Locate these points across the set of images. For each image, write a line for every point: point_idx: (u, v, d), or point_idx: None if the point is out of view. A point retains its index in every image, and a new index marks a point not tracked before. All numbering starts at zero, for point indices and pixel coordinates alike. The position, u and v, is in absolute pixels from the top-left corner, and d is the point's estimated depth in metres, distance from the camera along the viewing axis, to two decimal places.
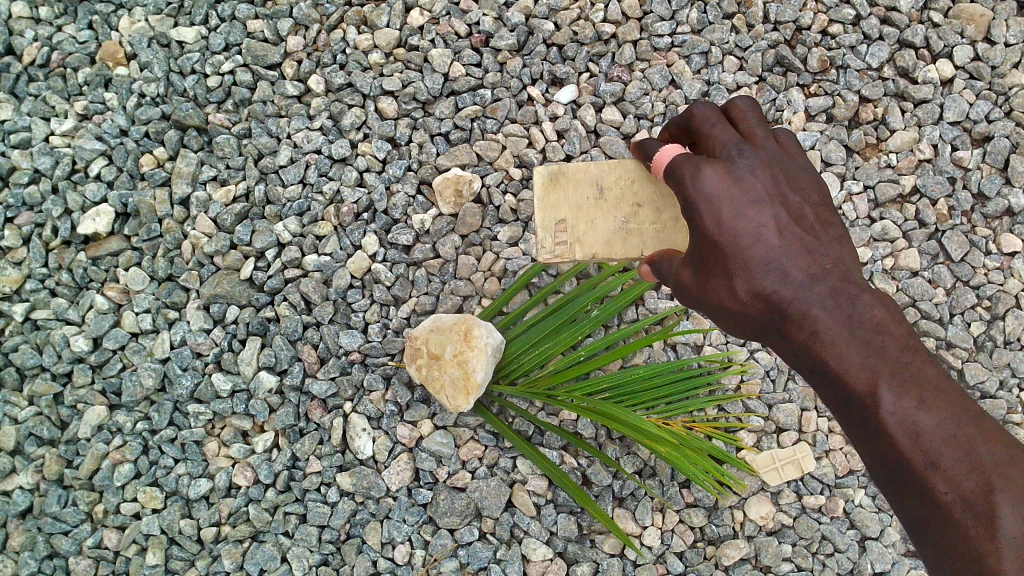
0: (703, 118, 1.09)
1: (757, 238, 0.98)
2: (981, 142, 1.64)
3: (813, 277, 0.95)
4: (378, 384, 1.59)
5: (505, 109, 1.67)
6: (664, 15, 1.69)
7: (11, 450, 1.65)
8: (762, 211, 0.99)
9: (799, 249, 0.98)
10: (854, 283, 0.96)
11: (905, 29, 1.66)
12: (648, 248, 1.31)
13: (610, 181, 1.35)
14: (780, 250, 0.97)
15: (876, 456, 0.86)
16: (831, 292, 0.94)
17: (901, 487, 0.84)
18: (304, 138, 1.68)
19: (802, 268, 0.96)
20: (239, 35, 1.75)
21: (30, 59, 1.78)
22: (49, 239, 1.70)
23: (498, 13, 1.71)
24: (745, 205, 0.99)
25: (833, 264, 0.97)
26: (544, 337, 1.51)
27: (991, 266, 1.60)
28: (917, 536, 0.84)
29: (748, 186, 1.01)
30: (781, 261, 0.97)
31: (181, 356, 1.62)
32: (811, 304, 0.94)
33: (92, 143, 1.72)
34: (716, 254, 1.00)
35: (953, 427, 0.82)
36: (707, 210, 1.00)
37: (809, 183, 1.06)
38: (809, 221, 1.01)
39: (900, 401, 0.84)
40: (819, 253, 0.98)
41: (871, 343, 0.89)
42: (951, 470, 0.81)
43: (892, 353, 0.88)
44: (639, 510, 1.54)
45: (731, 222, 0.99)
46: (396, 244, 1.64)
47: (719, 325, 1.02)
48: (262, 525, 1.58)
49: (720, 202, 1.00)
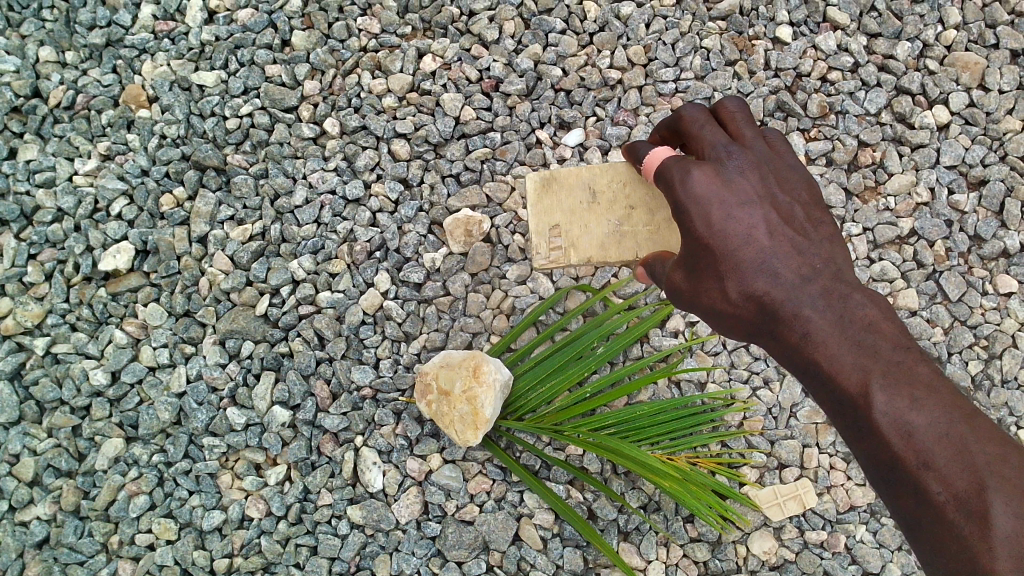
0: (693, 120, 1.18)
1: (747, 240, 1.06)
2: (977, 185, 1.69)
3: (805, 279, 1.04)
4: (389, 419, 1.63)
5: (514, 152, 1.72)
6: (669, 61, 1.75)
7: (30, 481, 1.68)
8: (751, 212, 1.07)
9: (789, 249, 1.06)
10: (844, 284, 1.04)
11: (903, 76, 1.71)
12: (642, 249, 1.43)
13: (601, 185, 1.45)
14: (772, 252, 1.05)
15: (869, 454, 0.94)
16: (823, 292, 1.03)
17: (896, 486, 0.92)
18: (319, 178, 1.74)
19: (793, 269, 1.04)
20: (258, 79, 1.80)
21: (55, 101, 1.83)
22: (70, 276, 1.75)
23: (507, 59, 1.77)
24: (733, 207, 1.07)
25: (824, 264, 1.06)
26: (551, 373, 1.55)
27: (988, 306, 1.63)
28: (911, 532, 0.92)
29: (737, 188, 1.09)
30: (773, 263, 1.05)
31: (197, 390, 1.67)
32: (804, 306, 1.02)
33: (115, 182, 1.77)
34: (709, 256, 1.08)
35: (942, 426, 0.90)
36: (697, 212, 1.08)
37: (797, 181, 1.16)
38: (799, 220, 1.10)
39: (892, 401, 0.92)
40: (808, 254, 1.06)
41: (862, 345, 0.97)
42: (943, 469, 0.88)
43: (882, 353, 0.96)
44: (644, 545, 1.56)
45: (721, 224, 1.06)
46: (407, 282, 1.69)
47: (717, 328, 1.11)
48: (274, 557, 1.61)
49: (708, 202, 1.08)
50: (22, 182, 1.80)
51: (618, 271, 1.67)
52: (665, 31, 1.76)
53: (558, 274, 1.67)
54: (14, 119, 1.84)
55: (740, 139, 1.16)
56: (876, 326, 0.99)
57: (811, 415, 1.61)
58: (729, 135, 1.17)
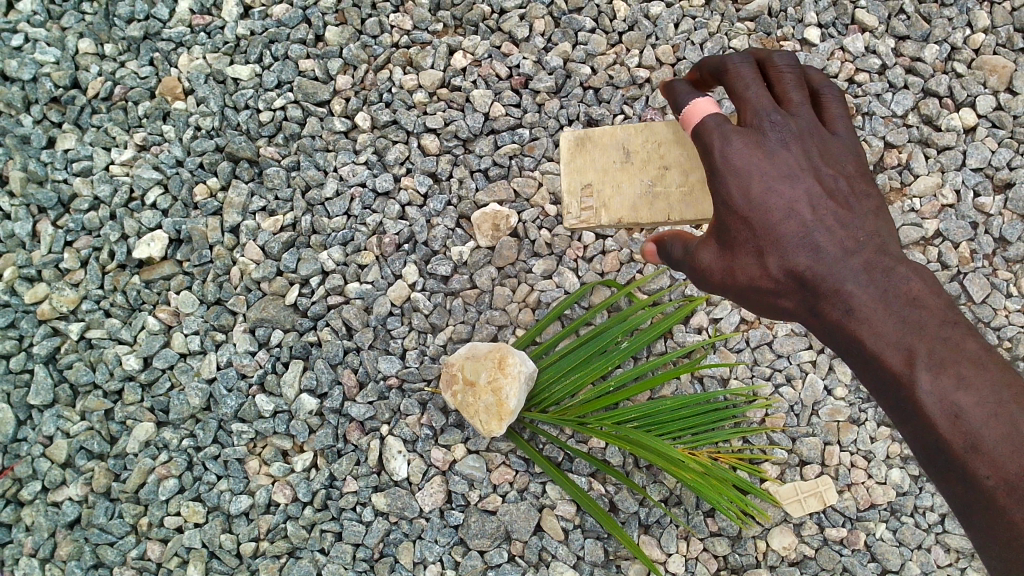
0: (738, 73, 1.16)
1: (788, 214, 1.06)
2: (1003, 188, 1.69)
3: (848, 253, 1.04)
4: (414, 408, 1.65)
5: (542, 148, 1.74)
6: (697, 61, 1.76)
7: (63, 463, 1.72)
8: (792, 184, 1.07)
9: (832, 222, 1.06)
10: (888, 257, 1.05)
11: (929, 79, 1.72)
12: (673, 211, 1.40)
13: (641, 147, 1.43)
14: (814, 225, 1.06)
15: (914, 432, 0.96)
16: (865, 266, 1.03)
17: (945, 469, 0.94)
18: (350, 171, 1.76)
19: (835, 242, 1.05)
20: (292, 73, 1.83)
21: (94, 93, 1.87)
22: (106, 262, 1.79)
23: (537, 57, 1.79)
24: (773, 180, 1.07)
25: (868, 237, 1.06)
26: (575, 367, 1.58)
27: (1012, 308, 1.64)
28: (962, 513, 0.94)
29: (779, 157, 1.09)
30: (814, 237, 1.06)
31: (227, 377, 1.70)
32: (846, 283, 1.03)
33: (150, 172, 1.81)
34: (747, 231, 1.08)
35: (991, 404, 0.92)
36: (736, 185, 1.08)
37: (845, 152, 1.14)
38: (843, 198, 1.09)
39: (937, 382, 0.94)
40: (851, 226, 1.06)
41: (908, 319, 0.98)
42: (993, 453, 0.90)
43: (927, 329, 0.97)
44: (664, 538, 1.58)
45: (761, 197, 1.07)
46: (434, 275, 1.71)
47: (750, 306, 1.12)
48: (299, 542, 1.64)
49: (748, 171, 1.08)
50: (60, 170, 1.84)
51: (642, 268, 1.69)
52: (693, 31, 1.77)
53: (583, 269, 1.69)
54: (54, 109, 1.89)
55: (784, 98, 1.15)
56: (921, 301, 1.00)
57: (833, 413, 1.61)
58: (776, 95, 1.16)
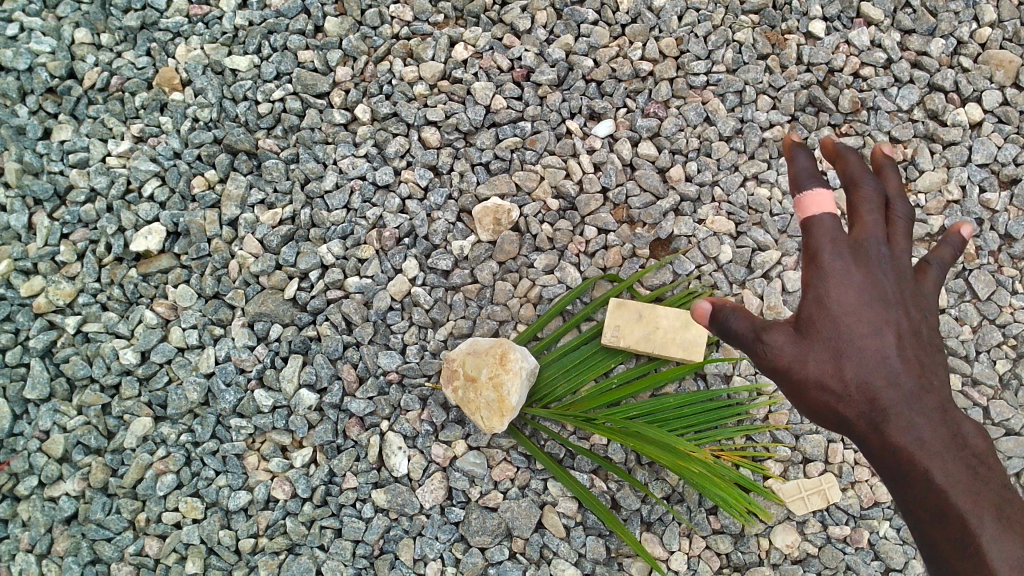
0: (863, 177, 1.04)
1: (873, 334, 0.96)
2: (1008, 184, 1.68)
3: (925, 388, 0.94)
4: (415, 404, 1.64)
5: (544, 141, 1.71)
6: (700, 54, 1.73)
7: (59, 457, 1.71)
8: (885, 308, 0.98)
9: (914, 361, 0.96)
10: (954, 410, 0.95)
11: (935, 73, 1.70)
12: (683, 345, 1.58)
13: (650, 314, 1.58)
14: (895, 356, 0.96)
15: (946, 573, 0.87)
16: (940, 409, 0.94)
17: None
18: (350, 164, 1.74)
19: (919, 375, 0.95)
20: (291, 64, 1.81)
21: (90, 83, 1.85)
22: (103, 255, 1.77)
23: (539, 49, 1.77)
24: (863, 296, 0.98)
25: (941, 392, 0.96)
26: (578, 364, 1.60)
27: (1017, 305, 1.62)
28: None
29: (874, 279, 0.99)
30: (894, 363, 0.95)
31: (225, 371, 1.68)
32: (918, 415, 0.93)
33: (147, 164, 1.79)
34: (820, 339, 0.97)
35: None
36: (825, 290, 0.98)
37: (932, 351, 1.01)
38: (924, 345, 0.99)
39: (1002, 535, 0.85)
40: (931, 371, 0.97)
41: (974, 469, 0.90)
42: None
43: (993, 484, 0.89)
44: (667, 535, 1.57)
45: (845, 311, 0.97)
46: (435, 269, 1.70)
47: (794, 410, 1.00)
48: (299, 538, 1.63)
49: (842, 282, 0.98)
50: (56, 162, 1.82)
51: (645, 262, 1.67)
52: (697, 23, 1.75)
53: (584, 264, 1.67)
54: (49, 100, 1.86)
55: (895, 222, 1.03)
56: (990, 465, 0.91)
57: None
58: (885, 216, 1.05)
